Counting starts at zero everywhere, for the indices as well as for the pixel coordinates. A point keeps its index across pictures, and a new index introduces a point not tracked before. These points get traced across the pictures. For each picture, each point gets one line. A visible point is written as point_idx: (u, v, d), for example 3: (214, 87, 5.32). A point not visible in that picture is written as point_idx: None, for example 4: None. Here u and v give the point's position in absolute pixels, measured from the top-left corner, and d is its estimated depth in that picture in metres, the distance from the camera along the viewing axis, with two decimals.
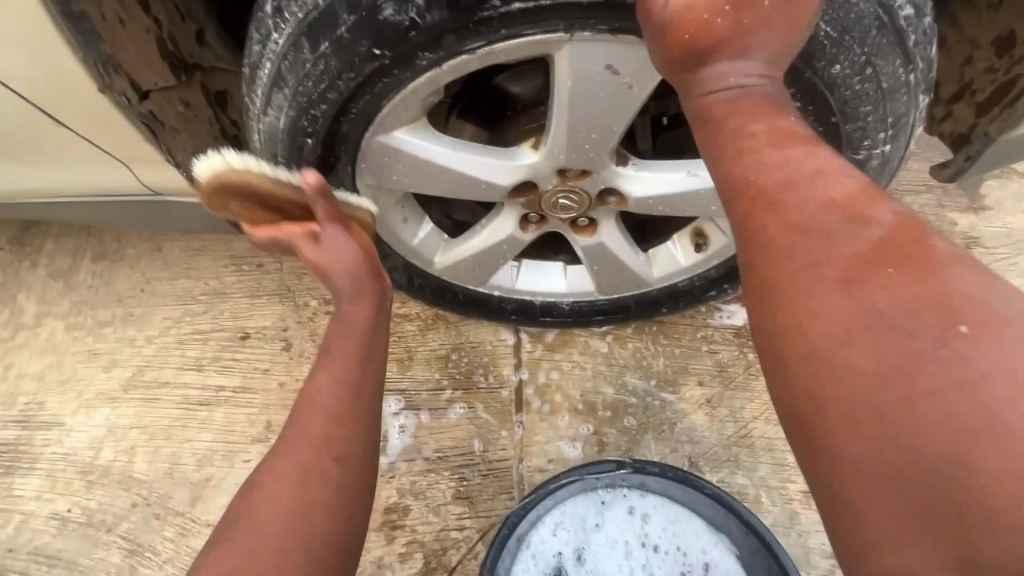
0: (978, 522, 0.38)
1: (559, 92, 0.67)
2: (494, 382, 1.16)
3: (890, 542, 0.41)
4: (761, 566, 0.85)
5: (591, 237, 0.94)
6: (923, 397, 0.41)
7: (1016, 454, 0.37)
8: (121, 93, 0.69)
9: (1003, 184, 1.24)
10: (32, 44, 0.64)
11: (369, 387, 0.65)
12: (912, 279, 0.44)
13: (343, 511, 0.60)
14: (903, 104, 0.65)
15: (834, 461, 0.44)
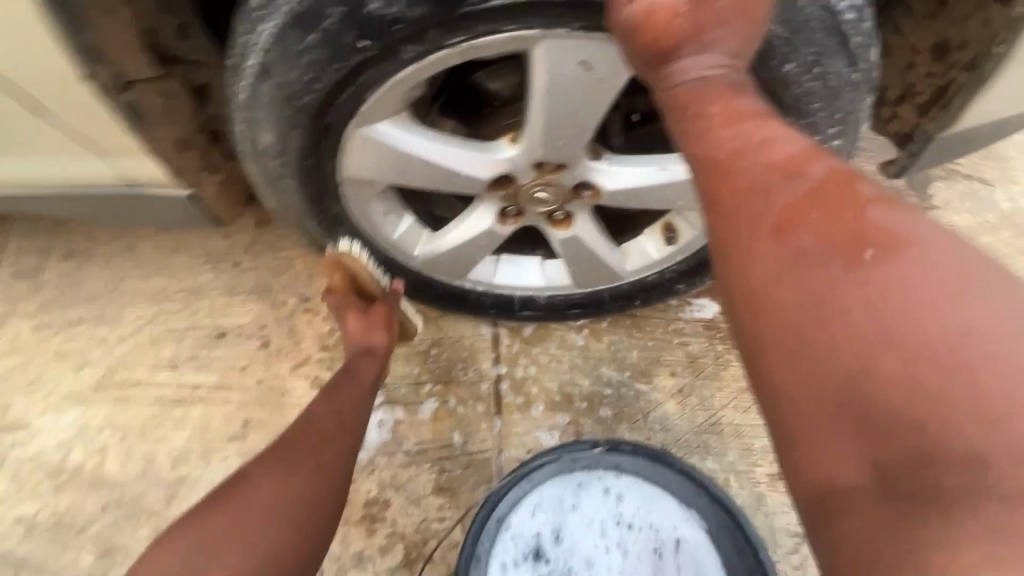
0: (888, 427, 0.42)
1: (536, 87, 0.69)
2: (473, 376, 1.21)
3: (826, 458, 0.45)
4: (729, 542, 0.89)
5: (567, 230, 0.97)
6: (837, 321, 0.45)
7: (913, 362, 0.41)
8: (105, 80, 0.70)
9: (948, 184, 1.34)
10: (16, 29, 0.64)
11: (338, 474, 0.78)
12: (832, 219, 0.48)
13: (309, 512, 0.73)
14: (850, 100, 0.68)
15: (774, 391, 0.48)
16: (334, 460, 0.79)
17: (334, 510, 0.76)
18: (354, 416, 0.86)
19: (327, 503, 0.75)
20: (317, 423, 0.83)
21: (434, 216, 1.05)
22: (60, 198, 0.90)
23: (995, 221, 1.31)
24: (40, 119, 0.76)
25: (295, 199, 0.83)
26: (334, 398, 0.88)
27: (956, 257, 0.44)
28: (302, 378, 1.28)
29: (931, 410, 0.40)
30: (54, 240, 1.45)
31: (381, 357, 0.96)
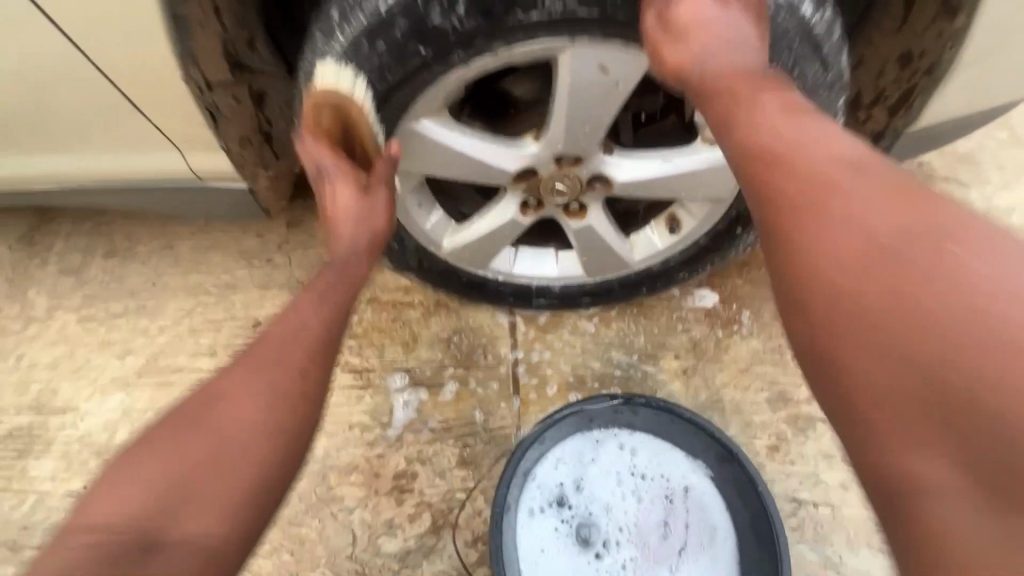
0: (963, 398, 0.49)
1: (561, 88, 0.81)
2: (492, 360, 1.31)
3: (904, 429, 0.52)
4: (732, 487, 1.02)
5: (581, 220, 1.07)
6: (918, 306, 0.53)
7: (985, 339, 0.49)
8: (196, 82, 0.84)
9: (929, 185, 1.45)
10: (130, 41, 0.78)
11: (277, 428, 0.69)
12: (903, 219, 0.57)
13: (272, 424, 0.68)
14: (826, 99, 0.81)
15: (852, 373, 0.56)
16: (268, 402, 0.69)
17: (276, 466, 0.68)
18: (308, 357, 0.74)
19: (263, 456, 0.67)
20: (231, 392, 0.69)
21: (459, 209, 1.15)
22: (145, 187, 1.06)
23: None
24: (139, 118, 0.91)
25: None
26: (260, 360, 0.72)
27: (1004, 251, 0.54)
28: None
29: (996, 383, 0.48)
30: (97, 239, 1.56)
31: (364, 254, 0.85)
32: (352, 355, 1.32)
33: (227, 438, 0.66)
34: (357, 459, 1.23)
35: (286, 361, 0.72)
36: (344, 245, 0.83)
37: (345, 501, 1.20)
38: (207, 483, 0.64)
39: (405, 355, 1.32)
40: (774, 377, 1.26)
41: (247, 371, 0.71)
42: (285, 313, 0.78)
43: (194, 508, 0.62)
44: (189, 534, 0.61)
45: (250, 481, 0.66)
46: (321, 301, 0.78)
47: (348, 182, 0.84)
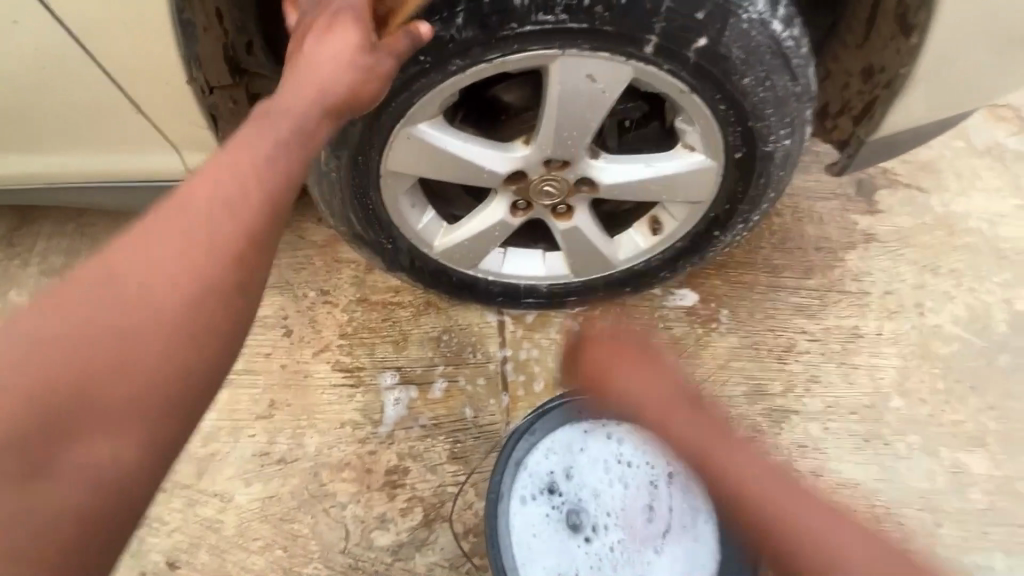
0: (796, 552, 0.88)
1: (550, 97, 0.86)
2: (481, 358, 1.34)
3: (777, 531, 0.90)
4: (713, 470, 1.09)
5: (568, 221, 1.11)
6: (754, 509, 0.93)
7: (795, 518, 0.90)
8: (198, 85, 0.85)
9: (893, 192, 1.54)
10: (135, 41, 0.80)
11: (199, 326, 0.58)
12: (716, 448, 1.01)
13: (189, 322, 0.57)
14: (795, 109, 0.87)
15: (750, 524, 0.92)
16: (184, 294, 0.57)
17: (198, 371, 0.57)
18: (242, 239, 0.61)
19: (182, 358, 0.56)
20: (137, 276, 0.57)
21: (450, 211, 1.18)
22: (136, 188, 1.06)
23: (933, 222, 1.50)
24: (133, 116, 0.92)
25: (342, 187, 0.98)
26: (177, 236, 0.59)
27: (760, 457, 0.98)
28: (323, 362, 1.35)
29: (807, 542, 0.88)
30: (80, 241, 1.55)
31: (307, 127, 0.68)
32: (342, 355, 1.35)
33: (133, 336, 0.55)
34: (349, 456, 1.25)
35: (214, 240, 0.60)
36: (299, 109, 0.68)
37: (337, 497, 1.22)
38: (110, 390, 0.53)
39: (395, 354, 1.35)
40: (751, 372, 1.32)
41: (161, 247, 0.58)
42: (209, 173, 0.63)
43: (99, 421, 0.53)
44: (96, 450, 0.52)
45: (163, 388, 0.55)
46: (264, 170, 0.64)
47: (346, 35, 0.70)
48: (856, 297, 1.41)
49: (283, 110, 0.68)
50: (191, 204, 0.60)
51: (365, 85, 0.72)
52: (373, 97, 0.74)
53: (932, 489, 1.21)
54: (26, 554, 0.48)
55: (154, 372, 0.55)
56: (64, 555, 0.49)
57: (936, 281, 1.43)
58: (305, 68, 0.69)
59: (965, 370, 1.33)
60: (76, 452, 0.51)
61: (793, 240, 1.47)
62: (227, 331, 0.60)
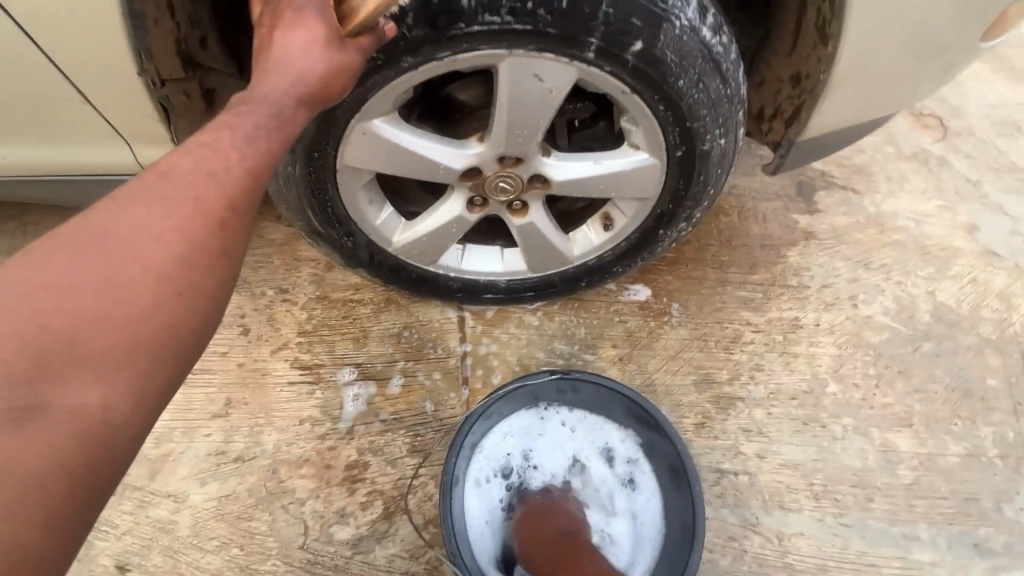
0: None
1: (500, 95, 0.89)
2: (442, 353, 1.36)
3: None
4: (662, 451, 1.15)
5: (523, 218, 1.14)
6: None
7: None
8: (150, 77, 0.86)
9: (830, 193, 1.65)
10: (85, 31, 0.80)
11: (180, 283, 0.62)
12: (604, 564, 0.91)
13: (172, 277, 0.62)
14: (727, 110, 0.93)
15: None
16: (165, 253, 0.62)
17: (178, 325, 0.62)
18: (221, 207, 0.66)
19: (164, 312, 0.61)
20: (122, 237, 0.61)
21: (409, 208, 1.20)
22: (79, 182, 1.04)
23: (865, 220, 1.61)
24: (79, 108, 0.91)
25: (299, 183, 1.00)
26: (160, 202, 0.64)
27: None
28: (282, 360, 1.34)
29: None
30: (23, 239, 1.50)
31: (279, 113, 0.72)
32: (301, 352, 1.35)
33: (119, 289, 0.59)
34: (308, 452, 1.25)
35: (196, 206, 0.65)
36: (276, 98, 0.71)
37: (296, 493, 1.21)
38: (96, 337, 0.57)
39: (356, 351, 1.35)
40: (700, 362, 1.39)
41: (143, 213, 0.63)
42: (189, 149, 0.68)
43: (84, 364, 0.56)
44: (80, 390, 0.55)
45: (146, 339, 0.59)
46: (242, 145, 0.70)
47: (314, 27, 0.72)
48: (796, 291, 1.50)
49: (259, 98, 0.71)
50: (171, 174, 0.66)
51: (336, 81, 0.75)
52: (344, 89, 0.77)
53: (864, 467, 1.30)
54: (9, 484, 0.49)
55: (141, 321, 0.59)
56: (48, 490, 0.51)
57: (868, 275, 1.54)
58: (274, 58, 0.72)
59: (894, 356, 1.43)
60: (61, 392, 0.54)
61: (739, 237, 1.56)
62: (207, 288, 0.64)
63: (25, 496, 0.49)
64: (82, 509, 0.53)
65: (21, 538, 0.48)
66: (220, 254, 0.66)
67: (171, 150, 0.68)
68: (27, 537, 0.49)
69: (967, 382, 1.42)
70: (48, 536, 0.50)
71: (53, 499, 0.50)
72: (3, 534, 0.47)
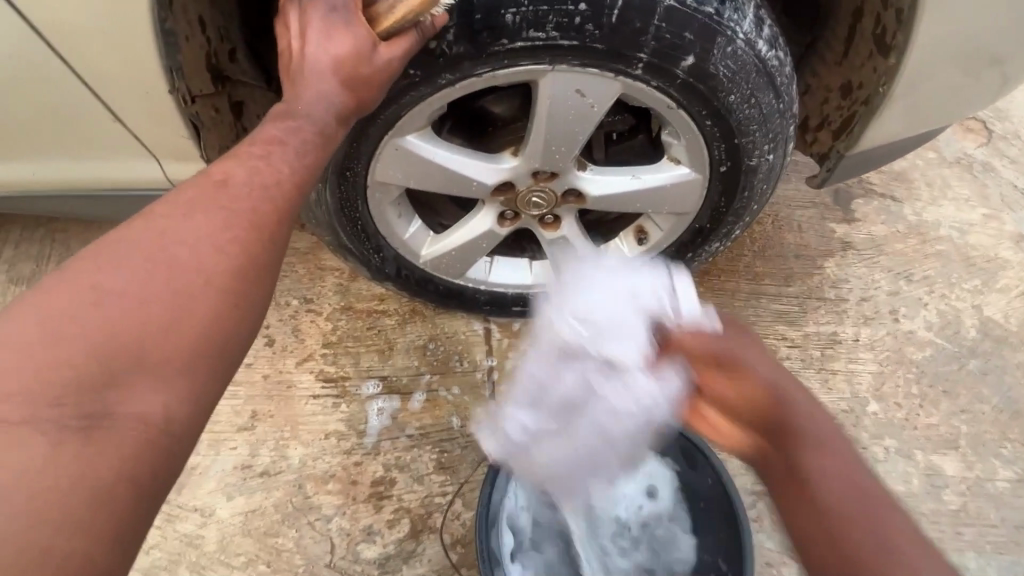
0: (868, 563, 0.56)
1: (539, 110, 0.86)
2: (468, 366, 1.33)
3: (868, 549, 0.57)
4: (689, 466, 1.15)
5: (554, 232, 1.11)
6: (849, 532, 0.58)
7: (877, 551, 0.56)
8: (178, 94, 0.83)
9: (868, 201, 1.58)
10: (113, 50, 0.78)
11: (237, 291, 0.65)
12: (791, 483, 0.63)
13: (227, 284, 0.65)
14: (779, 125, 0.89)
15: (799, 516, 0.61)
16: (222, 262, 0.65)
17: (231, 333, 0.64)
18: (272, 220, 0.70)
19: (222, 318, 0.63)
20: (182, 245, 0.64)
21: (437, 220, 1.18)
22: (107, 198, 1.04)
23: (906, 229, 1.55)
24: (108, 127, 0.90)
25: (329, 200, 0.97)
26: (219, 212, 0.67)
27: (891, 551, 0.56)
28: (307, 372, 1.33)
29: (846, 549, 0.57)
30: (51, 247, 1.51)
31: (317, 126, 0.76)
32: (326, 364, 1.34)
33: (180, 296, 0.61)
34: (334, 467, 1.23)
35: (252, 217, 0.69)
36: (318, 112, 0.75)
37: (322, 510, 1.20)
38: (159, 342, 0.59)
39: (381, 363, 1.33)
40: None
41: (202, 221, 0.66)
42: (242, 162, 0.72)
43: (148, 370, 0.58)
44: (146, 397, 0.57)
45: (204, 344, 0.62)
46: (291, 159, 0.74)
47: (346, 40, 0.73)
48: (834, 304, 1.44)
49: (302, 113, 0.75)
50: (226, 185, 0.70)
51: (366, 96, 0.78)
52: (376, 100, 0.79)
53: (909, 491, 1.24)
54: (78, 492, 0.49)
55: (201, 328, 0.62)
56: (114, 499, 0.51)
57: (909, 288, 1.47)
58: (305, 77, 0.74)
59: (938, 375, 1.37)
60: (128, 400, 0.56)
61: (772, 248, 1.50)
62: (257, 297, 0.67)
63: (94, 505, 0.50)
64: (141, 516, 0.53)
65: (85, 547, 0.48)
66: (269, 265, 0.70)
67: (222, 162, 0.72)
68: (92, 548, 0.48)
69: (1017, 402, 1.35)
70: (115, 545, 0.50)
71: (120, 502, 0.51)
72: (70, 547, 0.47)
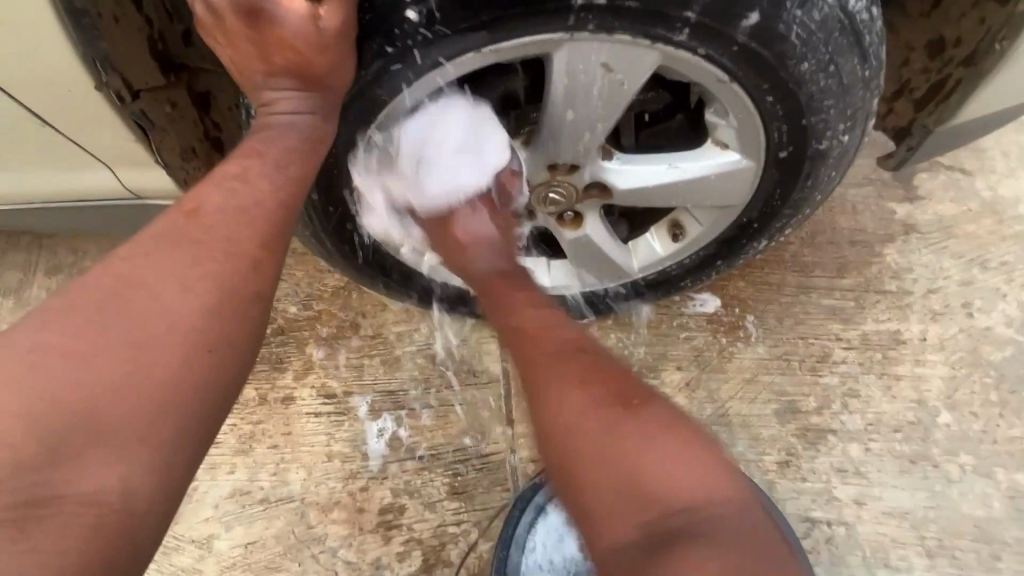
0: (577, 479, 0.65)
1: (554, 90, 0.70)
2: (482, 378, 1.19)
3: (582, 470, 0.65)
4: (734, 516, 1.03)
5: (576, 230, 0.95)
6: (585, 458, 0.65)
7: (590, 477, 0.64)
8: (116, 92, 0.70)
9: (933, 175, 1.37)
10: (26, 40, 0.64)
11: (207, 337, 0.58)
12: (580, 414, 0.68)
13: (193, 329, 0.58)
14: (859, 99, 0.71)
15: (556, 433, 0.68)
16: (192, 302, 0.58)
17: (202, 387, 0.57)
18: (254, 246, 0.63)
19: (190, 373, 0.56)
20: (149, 287, 0.58)
21: None
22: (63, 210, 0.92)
23: (979, 208, 1.34)
24: (42, 132, 0.77)
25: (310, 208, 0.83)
26: (188, 246, 0.60)
27: (598, 484, 0.64)
28: (307, 388, 1.20)
29: (578, 463, 0.66)
30: None
31: (294, 136, 0.69)
32: (328, 379, 1.20)
33: (139, 348, 0.55)
34: (338, 494, 1.13)
35: (226, 248, 0.62)
36: (289, 119, 0.69)
37: (328, 541, 1.10)
38: (115, 408, 0.53)
39: (387, 376, 1.20)
40: (782, 388, 1.19)
41: (170, 260, 0.60)
42: (217, 183, 0.65)
43: (103, 442, 0.52)
44: (102, 469, 0.51)
45: (168, 404, 0.55)
46: (271, 172, 0.67)
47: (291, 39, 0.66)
48: (896, 298, 1.26)
49: (278, 122, 0.69)
50: (201, 214, 0.63)
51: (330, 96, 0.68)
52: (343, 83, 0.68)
53: (988, 517, 1.10)
54: None
55: (163, 383, 0.55)
56: None
57: (985, 277, 1.28)
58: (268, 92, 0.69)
59: (1019, 379, 1.20)
60: (78, 477, 0.50)
61: (824, 233, 1.31)
62: (239, 340, 0.60)
63: None
64: None
65: None
66: (254, 300, 0.62)
67: (195, 187, 0.65)
68: None
69: None
70: None
71: None
72: None
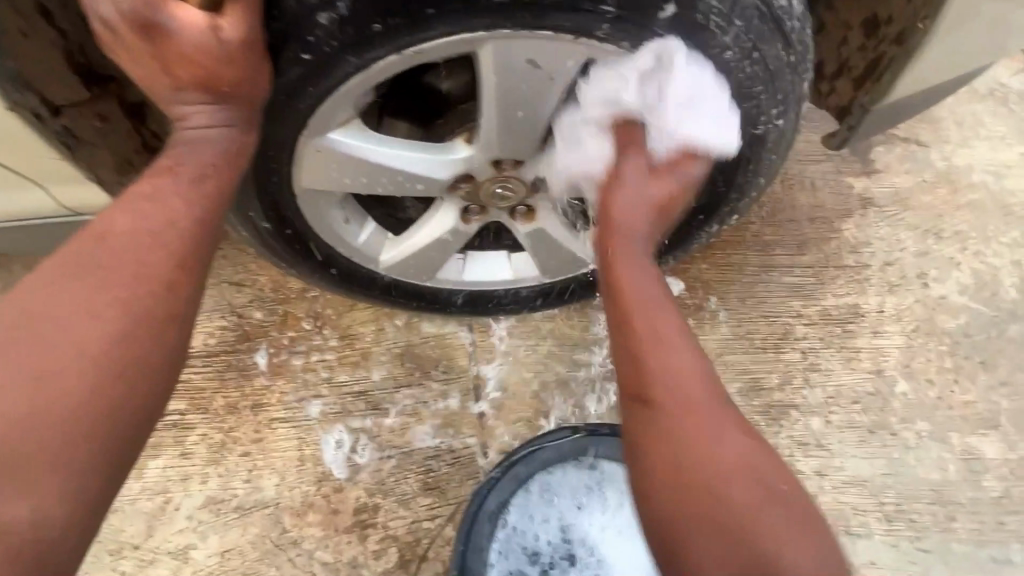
0: (684, 499, 0.62)
1: (485, 88, 0.70)
2: (450, 374, 1.20)
3: (690, 498, 0.61)
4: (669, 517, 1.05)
5: (531, 223, 0.94)
6: (695, 481, 0.62)
7: (702, 508, 0.61)
8: (33, 110, 0.69)
9: (889, 148, 1.38)
10: None
11: (120, 362, 0.57)
12: (710, 438, 0.63)
13: (106, 357, 0.57)
14: (790, 83, 0.72)
15: (673, 442, 0.64)
16: (102, 330, 0.58)
17: (116, 413, 0.56)
18: (169, 267, 0.62)
19: (102, 401, 0.56)
20: (55, 316, 0.57)
21: (398, 215, 1.01)
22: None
23: (934, 179, 1.36)
24: None
25: (253, 212, 0.82)
26: (97, 271, 0.60)
27: (709, 519, 0.60)
28: (275, 393, 1.19)
29: (691, 484, 0.62)
30: None
31: (215, 150, 0.67)
32: (295, 383, 1.20)
33: (49, 378, 0.54)
34: (312, 496, 1.14)
35: (138, 271, 0.61)
36: (212, 134, 0.67)
37: (304, 544, 1.11)
38: (23, 440, 0.52)
39: (354, 377, 1.20)
40: (746, 366, 1.21)
41: (77, 286, 0.59)
42: (127, 203, 0.64)
43: (9, 476, 0.51)
44: (11, 503, 0.50)
45: (82, 432, 0.54)
46: (187, 189, 0.66)
47: (189, 60, 0.62)
48: (855, 272, 1.28)
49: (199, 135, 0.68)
50: (110, 237, 0.62)
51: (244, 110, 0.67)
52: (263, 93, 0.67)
53: (944, 480, 1.14)
54: None
55: (74, 413, 0.54)
56: None
57: (939, 247, 1.30)
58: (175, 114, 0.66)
59: (973, 345, 1.23)
60: None
61: (784, 212, 1.32)
62: (158, 366, 0.60)
63: None
64: None
65: None
66: (174, 324, 0.62)
67: (103, 211, 0.64)
68: None
69: None
70: None
71: None
72: None
